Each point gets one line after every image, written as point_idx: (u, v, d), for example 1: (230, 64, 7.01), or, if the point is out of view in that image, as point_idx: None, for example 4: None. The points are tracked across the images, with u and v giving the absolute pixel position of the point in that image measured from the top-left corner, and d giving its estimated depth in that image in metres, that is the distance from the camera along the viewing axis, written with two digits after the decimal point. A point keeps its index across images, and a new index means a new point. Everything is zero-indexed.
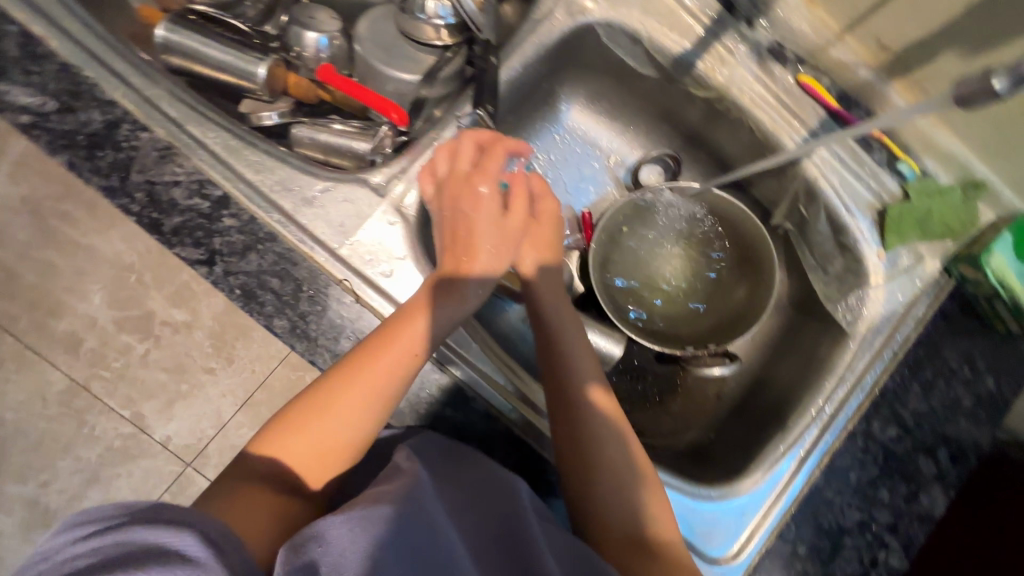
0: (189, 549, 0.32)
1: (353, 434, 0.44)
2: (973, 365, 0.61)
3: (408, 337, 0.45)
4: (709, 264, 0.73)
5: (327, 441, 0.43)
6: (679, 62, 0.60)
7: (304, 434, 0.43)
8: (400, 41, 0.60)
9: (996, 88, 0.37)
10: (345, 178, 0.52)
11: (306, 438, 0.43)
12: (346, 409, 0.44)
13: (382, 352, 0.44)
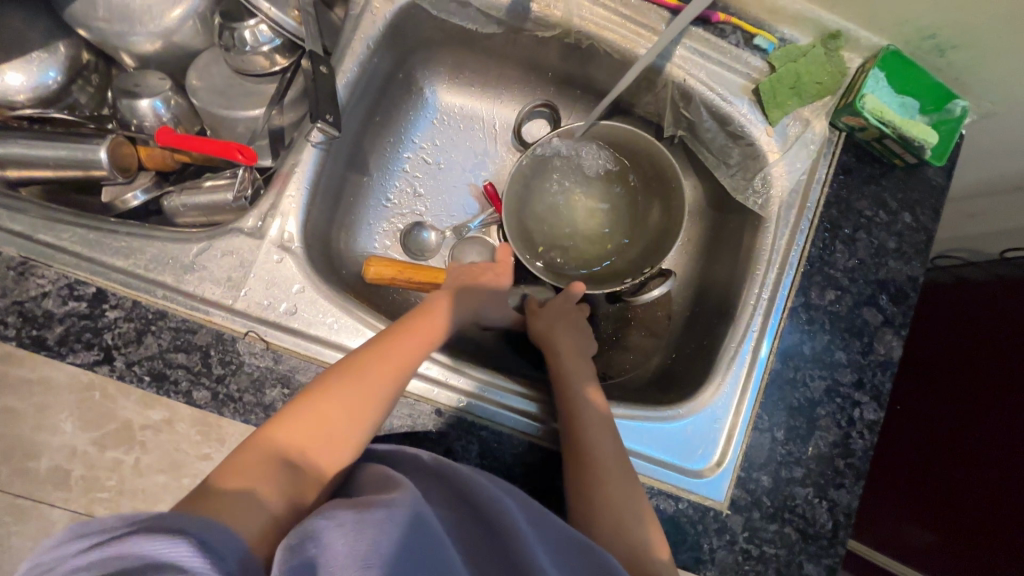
0: (188, 559, 0.30)
1: (335, 452, 0.44)
2: (886, 207, 0.63)
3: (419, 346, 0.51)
4: (622, 192, 0.72)
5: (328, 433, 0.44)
6: (513, 12, 0.59)
7: (305, 428, 0.44)
8: (236, 80, 0.59)
9: None
10: (218, 232, 0.51)
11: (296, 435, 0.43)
12: (350, 405, 0.45)
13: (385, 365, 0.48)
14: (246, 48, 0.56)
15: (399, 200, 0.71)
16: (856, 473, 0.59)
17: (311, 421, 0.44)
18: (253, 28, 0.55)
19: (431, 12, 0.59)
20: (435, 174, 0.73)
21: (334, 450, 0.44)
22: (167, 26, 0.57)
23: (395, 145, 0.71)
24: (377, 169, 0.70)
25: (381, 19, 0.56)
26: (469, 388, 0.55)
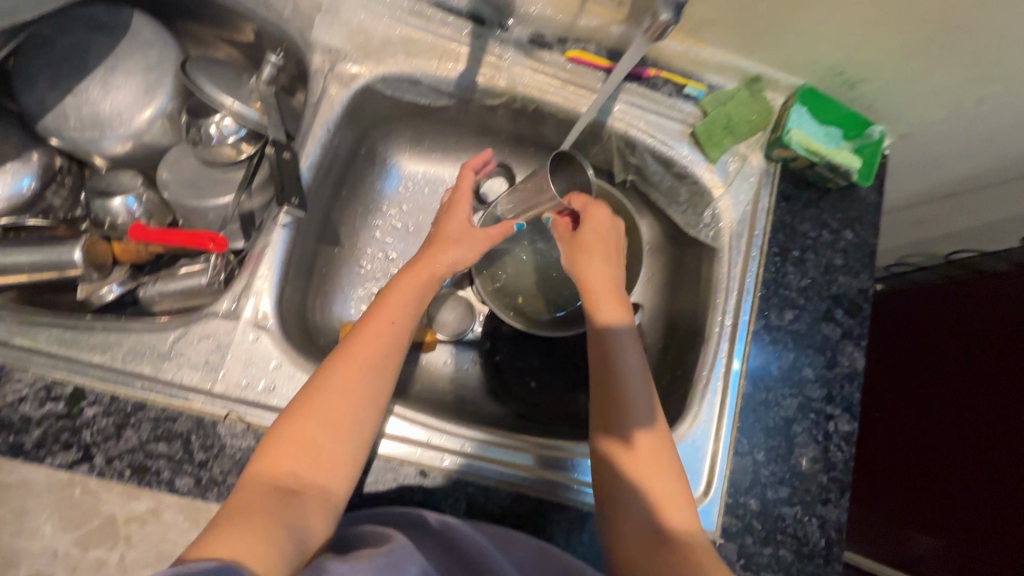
0: None
1: (337, 465, 0.46)
2: (828, 227, 0.67)
3: (385, 344, 0.51)
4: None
5: (319, 445, 0.46)
6: (462, 85, 0.63)
7: (298, 444, 0.45)
8: (205, 170, 0.62)
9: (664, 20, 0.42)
10: (194, 318, 0.53)
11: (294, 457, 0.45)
12: (337, 415, 0.47)
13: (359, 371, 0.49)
14: (212, 141, 0.60)
15: (373, 266, 0.73)
16: (840, 485, 0.61)
17: (303, 435, 0.46)
18: (218, 122, 0.59)
19: (385, 92, 0.64)
20: (405, 237, 0.75)
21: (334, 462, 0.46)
22: (136, 128, 0.59)
23: (364, 214, 0.74)
24: (348, 239, 0.72)
25: (338, 103, 0.60)
26: (459, 447, 0.57)
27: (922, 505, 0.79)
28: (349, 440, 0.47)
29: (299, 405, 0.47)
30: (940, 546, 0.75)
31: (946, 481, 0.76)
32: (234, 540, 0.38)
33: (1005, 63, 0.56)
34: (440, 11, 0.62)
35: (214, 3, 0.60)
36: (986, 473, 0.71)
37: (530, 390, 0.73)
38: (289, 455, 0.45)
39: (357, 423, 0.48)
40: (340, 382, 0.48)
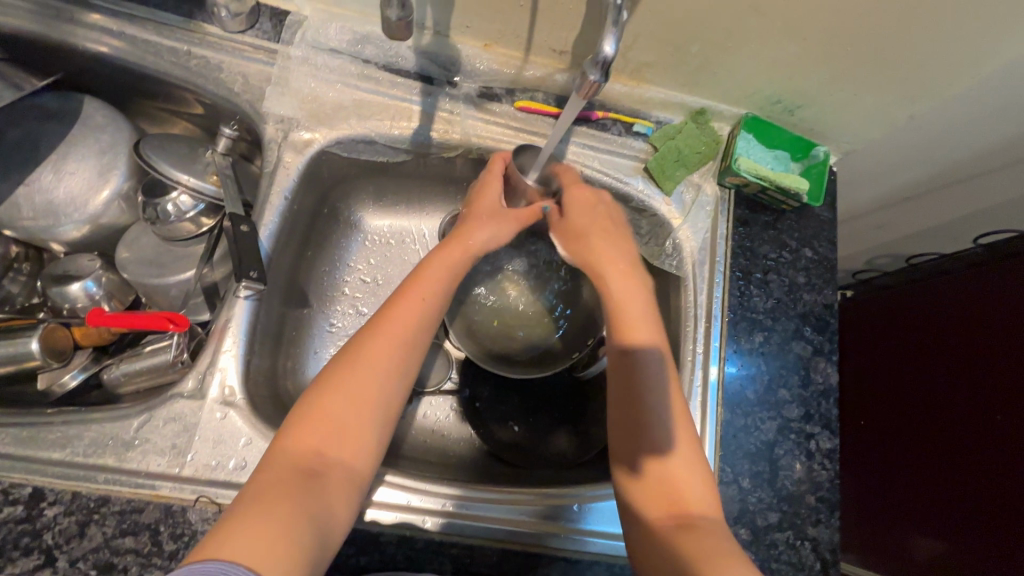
0: None
1: (361, 444, 0.46)
2: (787, 247, 0.68)
3: (414, 334, 0.51)
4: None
5: (343, 425, 0.46)
6: (416, 142, 0.65)
7: (325, 423, 0.45)
8: (165, 247, 0.62)
9: (594, 79, 0.42)
10: (159, 401, 0.52)
11: (318, 432, 0.45)
12: (366, 395, 0.47)
13: (387, 349, 0.49)
14: (171, 218, 0.59)
15: (345, 322, 0.73)
16: (829, 504, 0.61)
17: (331, 413, 0.46)
18: (175, 200, 0.59)
19: (341, 154, 0.65)
20: (374, 291, 0.75)
21: (356, 444, 0.46)
22: (92, 211, 0.59)
23: (331, 272, 0.74)
24: (316, 299, 0.72)
25: (294, 170, 0.61)
26: (441, 507, 0.55)
27: (915, 508, 0.84)
28: (375, 417, 0.47)
29: (326, 385, 0.47)
30: (936, 545, 0.80)
31: (949, 461, 0.80)
32: (260, 522, 0.38)
33: (929, 82, 0.59)
34: (389, 74, 0.64)
35: (164, 84, 0.61)
36: (965, 468, 0.77)
37: (513, 434, 0.72)
38: (315, 432, 0.45)
39: (385, 404, 0.48)
40: (366, 366, 0.48)
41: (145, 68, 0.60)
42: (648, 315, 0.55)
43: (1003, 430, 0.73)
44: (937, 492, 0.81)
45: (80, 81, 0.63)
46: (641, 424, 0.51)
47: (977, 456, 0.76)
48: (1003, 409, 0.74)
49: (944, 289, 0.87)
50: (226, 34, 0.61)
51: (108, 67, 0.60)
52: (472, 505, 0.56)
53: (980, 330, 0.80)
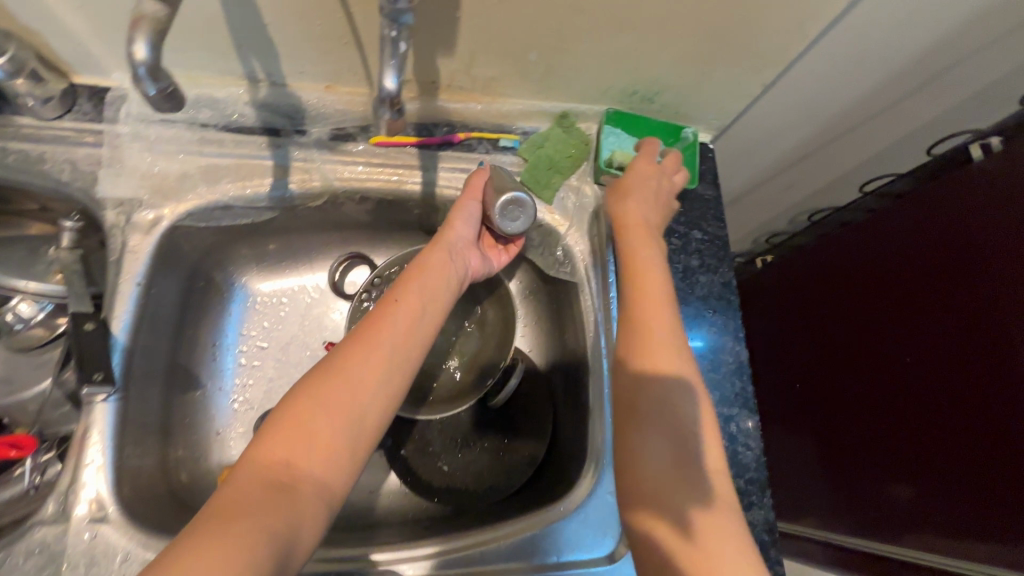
0: None
1: (339, 461, 0.43)
2: (675, 233, 0.68)
3: (404, 346, 0.49)
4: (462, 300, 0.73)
5: (322, 437, 0.43)
6: (276, 198, 0.62)
7: (300, 434, 0.43)
8: (17, 360, 0.57)
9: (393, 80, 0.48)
10: (16, 535, 0.47)
11: (295, 448, 0.42)
12: (347, 406, 0.45)
13: (374, 360, 0.47)
14: (17, 327, 0.56)
15: (246, 395, 0.69)
16: (759, 484, 0.60)
17: (306, 421, 0.43)
18: (15, 308, 0.55)
19: (197, 225, 0.61)
20: (273, 355, 0.71)
21: (336, 462, 0.43)
22: None
23: (222, 345, 0.69)
24: (209, 376, 0.68)
25: (143, 253, 0.57)
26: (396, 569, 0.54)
27: (870, 464, 0.84)
28: (353, 431, 0.44)
29: (304, 393, 0.45)
30: (894, 498, 0.80)
31: (928, 394, 0.75)
32: (222, 538, 0.35)
33: (766, 49, 0.59)
34: (232, 133, 0.60)
35: None
36: (904, 415, 0.78)
37: (443, 475, 0.69)
38: (290, 441, 0.42)
39: (368, 415, 0.45)
40: (349, 373, 0.46)
41: None
42: (674, 329, 0.51)
43: (923, 369, 0.75)
44: (885, 443, 0.82)
45: None
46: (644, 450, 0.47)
47: (910, 402, 0.77)
48: (915, 344, 0.77)
49: (886, 218, 0.83)
50: (42, 122, 0.57)
51: None
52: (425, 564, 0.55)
53: (883, 280, 0.83)
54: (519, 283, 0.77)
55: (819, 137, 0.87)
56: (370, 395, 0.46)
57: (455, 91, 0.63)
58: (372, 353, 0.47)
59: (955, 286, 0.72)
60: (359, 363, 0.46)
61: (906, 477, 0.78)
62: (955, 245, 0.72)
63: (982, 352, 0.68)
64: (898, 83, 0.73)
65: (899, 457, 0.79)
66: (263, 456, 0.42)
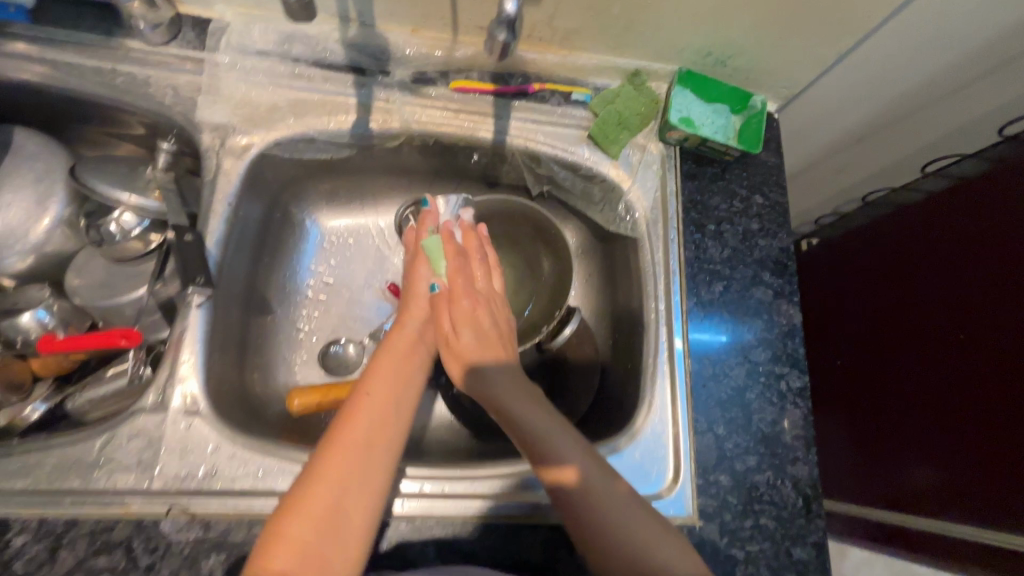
0: None
1: (356, 528, 0.44)
2: (737, 196, 0.69)
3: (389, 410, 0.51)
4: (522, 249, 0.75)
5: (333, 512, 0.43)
6: (357, 135, 0.65)
7: (293, 547, 0.41)
8: (115, 268, 0.62)
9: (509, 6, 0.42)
10: (120, 420, 0.51)
11: (308, 529, 0.42)
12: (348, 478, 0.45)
13: (366, 430, 0.48)
14: (117, 239, 0.60)
15: (312, 325, 0.73)
16: (805, 441, 0.62)
17: (314, 506, 0.43)
18: (118, 219, 0.59)
19: (283, 155, 0.64)
20: (337, 291, 0.75)
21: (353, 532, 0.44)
22: (36, 240, 0.59)
23: (291, 278, 0.73)
24: (279, 305, 0.72)
25: (235, 176, 0.60)
26: (416, 489, 0.55)
27: (893, 440, 0.84)
28: (349, 528, 0.44)
29: (289, 503, 0.44)
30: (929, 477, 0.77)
31: (937, 412, 0.76)
32: None
33: (850, 17, 0.59)
34: (321, 69, 0.63)
35: (95, 106, 0.61)
36: (918, 440, 0.79)
37: (493, 414, 0.72)
38: (286, 555, 0.40)
39: (358, 510, 0.44)
40: (335, 468, 0.45)
41: (70, 90, 0.59)
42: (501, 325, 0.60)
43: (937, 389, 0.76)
44: (908, 478, 0.81)
45: (8, 112, 0.62)
46: (551, 457, 0.49)
47: (927, 421, 0.78)
48: (927, 359, 0.79)
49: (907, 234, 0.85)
50: (150, 47, 0.60)
51: (32, 94, 0.60)
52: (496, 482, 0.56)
53: (900, 298, 0.84)
54: (575, 240, 0.79)
55: (880, 120, 0.86)
56: (371, 459, 0.47)
57: (535, 42, 0.64)
58: (359, 428, 0.48)
59: (970, 303, 0.73)
60: (345, 457, 0.46)
61: (944, 457, 0.75)
62: (978, 264, 0.74)
63: (996, 367, 0.69)
64: (970, 66, 0.72)
65: (911, 476, 0.81)
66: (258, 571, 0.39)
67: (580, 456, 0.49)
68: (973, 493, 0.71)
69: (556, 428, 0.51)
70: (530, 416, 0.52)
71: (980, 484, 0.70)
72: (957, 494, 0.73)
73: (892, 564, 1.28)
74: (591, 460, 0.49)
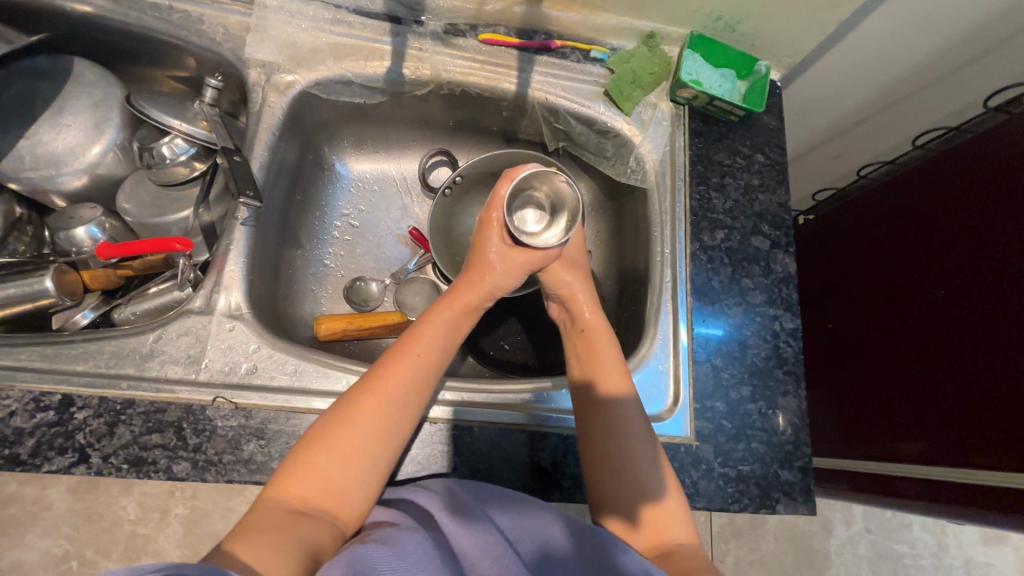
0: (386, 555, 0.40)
1: (372, 473, 0.46)
2: (740, 153, 0.74)
3: (418, 377, 0.50)
4: None
5: (352, 454, 0.45)
6: (391, 80, 0.70)
7: (315, 477, 0.44)
8: (163, 192, 0.66)
9: None
10: (170, 317, 0.55)
11: (320, 472, 0.44)
12: (372, 429, 0.46)
13: (389, 391, 0.48)
14: (165, 163, 0.64)
15: (339, 262, 0.78)
16: (796, 377, 0.66)
17: (336, 446, 0.45)
18: (170, 143, 0.63)
19: (321, 96, 0.69)
20: (363, 233, 0.80)
21: (368, 477, 0.46)
22: (90, 161, 0.63)
23: (320, 217, 0.78)
24: (309, 241, 0.76)
25: (279, 110, 0.66)
26: (439, 397, 0.60)
27: (875, 406, 0.89)
28: (368, 472, 0.46)
29: (313, 439, 0.45)
30: (918, 427, 0.81)
31: (922, 384, 0.81)
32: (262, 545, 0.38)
33: None
34: (360, 17, 0.69)
35: (150, 40, 0.66)
36: (903, 410, 0.84)
37: (506, 352, 0.76)
38: (308, 484, 0.43)
39: (377, 461, 0.46)
40: (359, 419, 0.46)
41: (129, 25, 0.64)
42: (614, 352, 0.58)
43: (924, 363, 0.81)
44: (890, 444, 0.86)
45: (67, 45, 0.66)
46: (620, 457, 0.52)
47: (912, 392, 0.83)
48: (913, 334, 0.83)
49: (897, 213, 0.90)
50: None
51: (93, 27, 0.64)
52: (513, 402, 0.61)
53: (892, 277, 0.89)
54: (586, 196, 0.84)
55: (873, 102, 0.92)
56: (387, 410, 0.47)
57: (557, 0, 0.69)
58: (386, 387, 0.48)
59: (957, 279, 0.78)
60: (372, 402, 0.47)
61: (933, 416, 0.79)
62: (964, 240, 0.78)
63: (984, 337, 0.73)
64: (961, 46, 0.77)
65: (893, 443, 0.86)
66: (277, 497, 0.42)
67: (652, 474, 0.52)
68: (960, 448, 0.75)
69: (635, 429, 0.54)
70: (631, 420, 0.54)
71: (967, 429, 0.75)
72: (947, 442, 0.77)
73: (874, 539, 1.33)
74: (652, 455, 0.53)
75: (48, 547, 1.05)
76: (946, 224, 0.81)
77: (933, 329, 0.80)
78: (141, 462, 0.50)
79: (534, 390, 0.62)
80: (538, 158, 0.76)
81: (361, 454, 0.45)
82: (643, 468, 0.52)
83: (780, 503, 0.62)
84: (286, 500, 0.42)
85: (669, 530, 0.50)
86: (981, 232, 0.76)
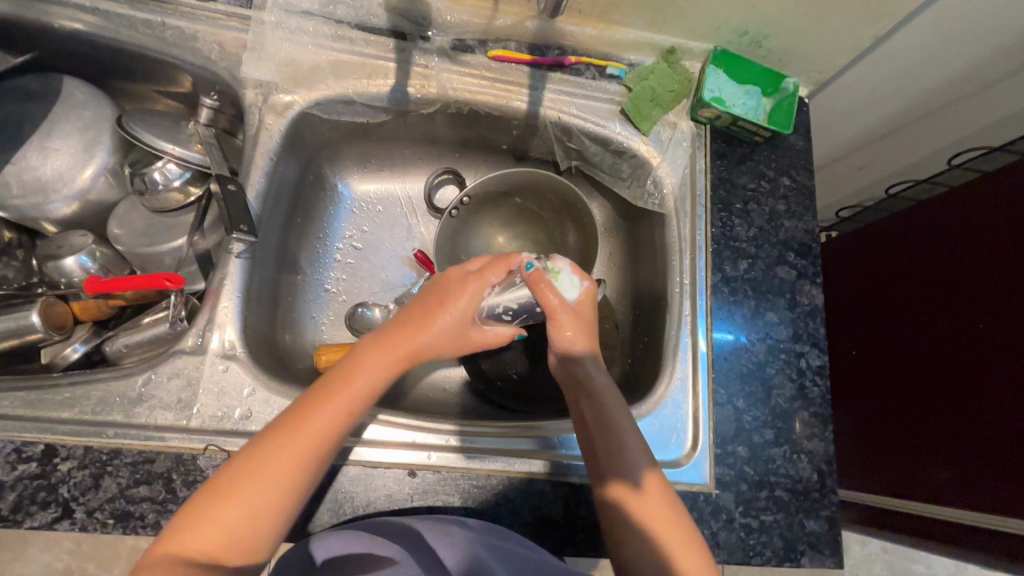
0: None
1: (271, 521, 0.42)
2: (765, 176, 0.70)
3: (335, 428, 0.45)
4: (553, 221, 0.76)
5: (253, 508, 0.42)
6: (395, 99, 0.66)
7: (214, 531, 0.40)
8: (156, 218, 0.63)
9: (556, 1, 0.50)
10: (161, 358, 0.52)
11: (215, 527, 0.40)
12: (275, 479, 0.42)
13: (295, 447, 0.43)
14: (159, 189, 0.61)
15: (340, 287, 0.74)
16: (822, 419, 0.62)
17: (239, 496, 0.41)
18: (162, 168, 0.60)
19: (321, 116, 0.66)
20: (366, 256, 0.76)
21: (267, 530, 0.42)
22: (80, 187, 0.60)
23: (322, 240, 0.75)
24: (309, 266, 0.73)
25: (277, 133, 0.63)
26: (445, 442, 0.57)
27: (894, 438, 0.85)
28: (272, 523, 0.42)
29: (219, 487, 0.42)
30: (948, 460, 0.76)
31: (945, 418, 0.77)
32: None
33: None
34: (363, 32, 0.65)
35: (143, 59, 0.62)
36: (924, 442, 0.80)
37: None
38: (207, 536, 0.40)
39: (280, 512, 0.43)
40: (270, 472, 0.42)
41: (121, 43, 0.61)
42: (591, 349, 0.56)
43: (948, 394, 0.77)
44: (908, 472, 0.83)
45: (59, 63, 0.64)
46: (619, 444, 0.52)
47: (933, 427, 0.79)
48: (941, 364, 0.79)
49: (927, 235, 0.85)
50: (199, 4, 0.63)
51: (84, 45, 0.61)
52: (522, 444, 0.58)
53: (919, 302, 0.84)
54: (600, 217, 0.80)
55: (905, 116, 0.86)
56: (291, 465, 0.43)
57: (573, 14, 0.65)
58: (299, 437, 0.44)
59: (992, 311, 0.73)
60: (285, 454, 0.43)
61: (961, 453, 0.74)
62: (999, 269, 0.73)
63: (1016, 375, 0.69)
64: (1003, 60, 0.72)
65: (910, 475, 0.82)
66: (177, 546, 0.40)
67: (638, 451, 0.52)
68: (987, 489, 0.71)
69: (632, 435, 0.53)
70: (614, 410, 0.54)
71: (996, 469, 0.70)
72: (975, 480, 0.72)
73: (892, 561, 1.28)
74: (642, 450, 0.52)
75: (49, 562, 1.03)
76: (980, 251, 0.77)
77: (961, 360, 0.76)
78: (127, 517, 0.47)
79: (545, 433, 0.59)
80: (550, 180, 0.72)
81: (264, 505, 0.42)
82: (632, 449, 0.52)
83: (804, 556, 0.58)
84: (178, 553, 0.39)
85: (668, 525, 0.49)
86: (1014, 263, 0.71)
